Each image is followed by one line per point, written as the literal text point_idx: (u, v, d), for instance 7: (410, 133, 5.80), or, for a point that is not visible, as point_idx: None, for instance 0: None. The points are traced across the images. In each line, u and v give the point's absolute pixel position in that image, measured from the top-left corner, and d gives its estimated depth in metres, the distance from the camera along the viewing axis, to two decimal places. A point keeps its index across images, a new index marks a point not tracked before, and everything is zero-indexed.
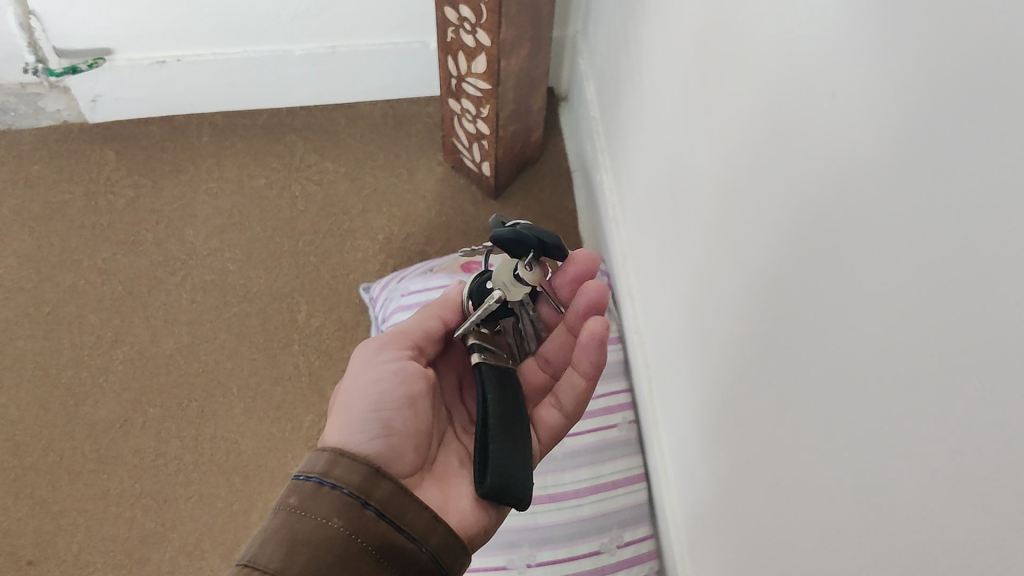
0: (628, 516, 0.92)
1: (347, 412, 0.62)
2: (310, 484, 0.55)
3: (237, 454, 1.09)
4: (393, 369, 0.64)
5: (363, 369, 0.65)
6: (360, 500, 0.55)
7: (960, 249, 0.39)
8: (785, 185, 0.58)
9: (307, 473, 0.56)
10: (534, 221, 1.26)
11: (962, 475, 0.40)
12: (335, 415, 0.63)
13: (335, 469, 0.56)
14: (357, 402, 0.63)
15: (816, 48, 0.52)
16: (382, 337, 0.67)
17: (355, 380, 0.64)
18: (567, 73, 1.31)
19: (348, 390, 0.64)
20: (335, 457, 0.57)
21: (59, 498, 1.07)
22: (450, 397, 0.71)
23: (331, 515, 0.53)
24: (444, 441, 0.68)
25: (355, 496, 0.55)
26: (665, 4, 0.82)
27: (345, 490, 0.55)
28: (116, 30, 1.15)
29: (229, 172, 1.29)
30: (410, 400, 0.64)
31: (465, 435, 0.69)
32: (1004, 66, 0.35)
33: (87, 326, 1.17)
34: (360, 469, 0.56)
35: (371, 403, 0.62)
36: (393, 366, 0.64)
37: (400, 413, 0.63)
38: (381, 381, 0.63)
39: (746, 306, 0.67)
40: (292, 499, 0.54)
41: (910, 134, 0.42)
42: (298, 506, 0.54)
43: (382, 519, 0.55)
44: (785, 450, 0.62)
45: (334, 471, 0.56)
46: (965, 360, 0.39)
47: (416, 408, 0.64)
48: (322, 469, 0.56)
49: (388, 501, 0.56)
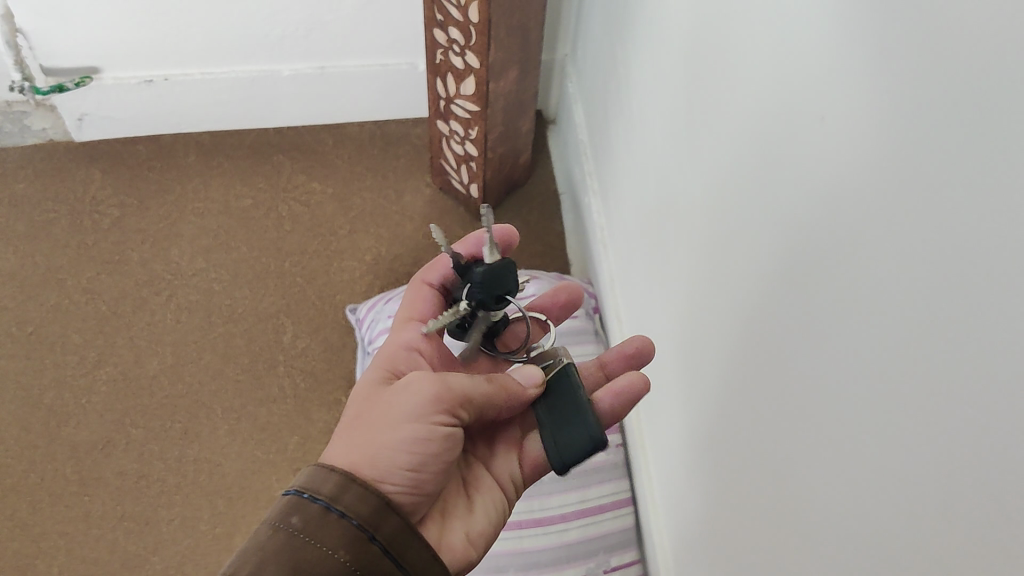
0: (614, 540, 0.92)
1: (383, 455, 0.58)
2: (315, 506, 0.53)
3: (220, 477, 1.08)
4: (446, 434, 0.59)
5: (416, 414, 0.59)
6: (367, 533, 0.54)
7: (951, 282, 0.39)
8: (773, 213, 0.58)
9: (313, 493, 0.54)
10: (522, 243, 1.26)
11: (955, 509, 0.40)
12: (366, 444, 0.59)
13: (345, 496, 0.54)
14: (395, 452, 0.58)
15: (806, 78, 0.52)
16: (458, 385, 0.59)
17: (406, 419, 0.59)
18: (556, 96, 1.31)
19: (391, 425, 0.59)
20: (345, 483, 0.55)
21: (39, 521, 1.05)
22: None
23: (337, 546, 0.52)
24: None
25: (363, 529, 0.54)
26: (654, 30, 0.82)
27: (354, 522, 0.53)
28: (103, 48, 1.14)
29: (215, 192, 1.28)
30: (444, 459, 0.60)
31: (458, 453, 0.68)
32: (996, 100, 0.35)
33: (70, 346, 1.16)
34: (370, 499, 0.55)
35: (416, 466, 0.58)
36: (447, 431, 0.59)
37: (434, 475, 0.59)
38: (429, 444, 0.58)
39: (735, 334, 0.67)
40: (295, 519, 0.53)
41: (901, 162, 0.42)
42: (302, 529, 0.52)
43: (386, 556, 0.54)
44: (774, 479, 0.62)
45: (344, 498, 0.54)
46: (958, 391, 0.39)
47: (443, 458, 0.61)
48: (329, 492, 0.54)
49: (392, 536, 0.55)
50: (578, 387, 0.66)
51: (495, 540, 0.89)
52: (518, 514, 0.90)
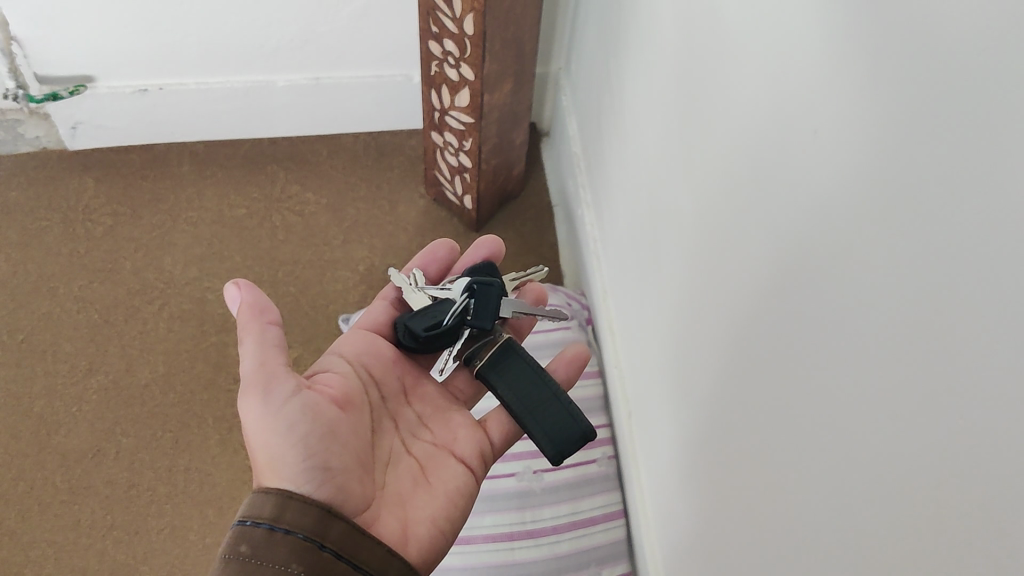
0: (605, 553, 0.91)
1: (279, 460, 0.58)
2: (259, 530, 0.53)
3: (211, 486, 1.08)
4: (297, 407, 0.60)
5: (259, 419, 0.59)
6: (316, 543, 0.54)
7: (943, 294, 0.39)
8: (766, 226, 0.58)
9: (256, 519, 0.54)
10: (514, 255, 1.26)
11: (946, 522, 0.40)
12: (260, 466, 0.59)
13: (286, 514, 0.54)
14: (281, 452, 0.58)
15: (800, 93, 0.52)
16: (251, 376, 0.60)
17: (261, 427, 0.59)
18: (550, 109, 1.32)
19: (255, 441, 0.60)
20: (283, 501, 0.55)
21: (28, 530, 1.05)
22: (393, 400, 0.71)
23: (289, 561, 0.52)
24: (393, 453, 0.67)
25: (311, 540, 0.54)
26: (648, 44, 0.83)
27: (300, 535, 0.54)
28: (97, 58, 1.14)
29: (209, 202, 1.28)
30: (335, 437, 0.61)
31: (411, 442, 0.69)
32: (991, 116, 0.35)
33: (61, 355, 1.15)
34: (313, 511, 0.55)
35: (302, 453, 0.58)
36: (291, 404, 0.59)
37: (334, 450, 0.60)
38: (294, 427, 0.59)
39: (726, 345, 0.67)
40: (243, 547, 0.53)
41: (894, 175, 0.42)
42: (251, 555, 0.52)
43: (340, 561, 0.55)
44: (766, 489, 0.62)
45: (284, 517, 0.54)
46: (952, 404, 0.39)
47: (340, 441, 0.61)
48: (271, 514, 0.54)
49: (342, 541, 0.56)
50: (535, 364, 0.69)
51: (487, 550, 0.88)
52: (510, 526, 0.90)
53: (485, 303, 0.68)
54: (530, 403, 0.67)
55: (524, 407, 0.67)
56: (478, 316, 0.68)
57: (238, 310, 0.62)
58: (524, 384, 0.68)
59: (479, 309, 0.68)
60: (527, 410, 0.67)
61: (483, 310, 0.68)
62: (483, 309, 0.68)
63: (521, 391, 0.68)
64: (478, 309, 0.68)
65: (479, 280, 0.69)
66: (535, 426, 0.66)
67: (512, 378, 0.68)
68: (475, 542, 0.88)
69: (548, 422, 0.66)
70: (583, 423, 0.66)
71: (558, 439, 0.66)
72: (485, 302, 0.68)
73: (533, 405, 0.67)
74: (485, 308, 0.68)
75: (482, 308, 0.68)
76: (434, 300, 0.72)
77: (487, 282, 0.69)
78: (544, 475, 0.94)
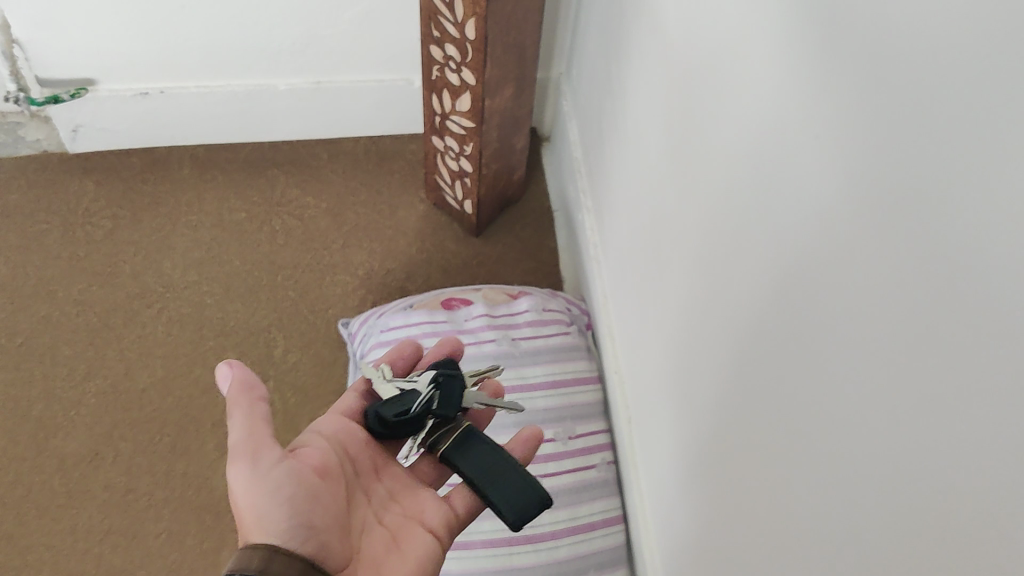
0: (604, 558, 0.91)
1: (262, 518, 0.57)
2: None
3: (210, 491, 1.08)
4: (280, 465, 0.60)
5: (243, 482, 0.59)
6: None
7: (944, 301, 0.39)
8: (767, 232, 0.58)
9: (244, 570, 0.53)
10: (514, 260, 1.26)
11: (947, 531, 0.40)
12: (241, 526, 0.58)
13: (272, 566, 0.54)
14: (264, 512, 0.58)
15: (800, 99, 0.52)
16: (236, 444, 0.60)
17: (243, 490, 0.59)
18: (551, 114, 1.32)
19: (237, 504, 0.59)
20: (268, 555, 0.54)
21: (25, 534, 1.05)
22: (366, 476, 0.70)
23: None
24: (365, 523, 0.66)
25: None
26: (650, 49, 0.83)
27: None
28: (98, 61, 1.14)
29: (209, 206, 1.28)
30: (316, 500, 0.60)
31: (384, 514, 0.68)
32: (993, 123, 0.35)
33: (60, 358, 1.15)
34: (296, 564, 0.55)
35: (285, 514, 0.58)
36: (278, 467, 0.59)
37: (314, 511, 0.60)
38: (278, 488, 0.59)
39: (726, 351, 0.67)
40: None
41: (894, 181, 0.42)
42: None
43: None
44: (766, 496, 0.61)
45: (271, 569, 0.54)
46: (953, 410, 0.39)
47: (319, 504, 0.61)
48: (258, 566, 0.53)
49: None
50: (497, 443, 0.67)
51: (486, 556, 0.88)
52: (510, 531, 0.89)
53: (450, 391, 0.69)
54: (492, 472, 0.65)
55: (487, 474, 0.65)
56: (439, 402, 0.68)
57: (228, 386, 0.62)
58: (488, 454, 0.66)
59: (447, 391, 0.69)
60: (492, 476, 0.65)
61: (445, 394, 0.69)
62: (449, 395, 0.69)
63: (487, 464, 0.65)
64: (444, 398, 0.68)
65: (445, 373, 0.70)
66: (494, 494, 0.64)
67: (476, 455, 0.66)
68: (475, 547, 0.88)
69: (507, 493, 0.64)
70: (542, 491, 0.64)
71: (520, 507, 0.63)
72: (450, 391, 0.69)
73: (495, 473, 0.65)
74: (450, 395, 0.69)
75: (449, 394, 0.69)
76: (399, 391, 0.71)
77: (451, 374, 0.70)
78: (544, 479, 0.93)
